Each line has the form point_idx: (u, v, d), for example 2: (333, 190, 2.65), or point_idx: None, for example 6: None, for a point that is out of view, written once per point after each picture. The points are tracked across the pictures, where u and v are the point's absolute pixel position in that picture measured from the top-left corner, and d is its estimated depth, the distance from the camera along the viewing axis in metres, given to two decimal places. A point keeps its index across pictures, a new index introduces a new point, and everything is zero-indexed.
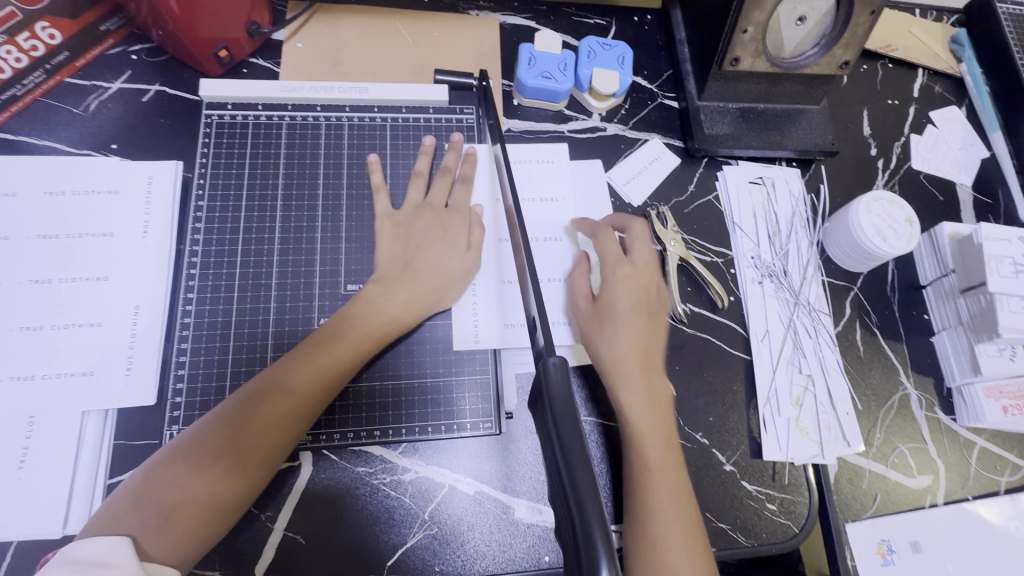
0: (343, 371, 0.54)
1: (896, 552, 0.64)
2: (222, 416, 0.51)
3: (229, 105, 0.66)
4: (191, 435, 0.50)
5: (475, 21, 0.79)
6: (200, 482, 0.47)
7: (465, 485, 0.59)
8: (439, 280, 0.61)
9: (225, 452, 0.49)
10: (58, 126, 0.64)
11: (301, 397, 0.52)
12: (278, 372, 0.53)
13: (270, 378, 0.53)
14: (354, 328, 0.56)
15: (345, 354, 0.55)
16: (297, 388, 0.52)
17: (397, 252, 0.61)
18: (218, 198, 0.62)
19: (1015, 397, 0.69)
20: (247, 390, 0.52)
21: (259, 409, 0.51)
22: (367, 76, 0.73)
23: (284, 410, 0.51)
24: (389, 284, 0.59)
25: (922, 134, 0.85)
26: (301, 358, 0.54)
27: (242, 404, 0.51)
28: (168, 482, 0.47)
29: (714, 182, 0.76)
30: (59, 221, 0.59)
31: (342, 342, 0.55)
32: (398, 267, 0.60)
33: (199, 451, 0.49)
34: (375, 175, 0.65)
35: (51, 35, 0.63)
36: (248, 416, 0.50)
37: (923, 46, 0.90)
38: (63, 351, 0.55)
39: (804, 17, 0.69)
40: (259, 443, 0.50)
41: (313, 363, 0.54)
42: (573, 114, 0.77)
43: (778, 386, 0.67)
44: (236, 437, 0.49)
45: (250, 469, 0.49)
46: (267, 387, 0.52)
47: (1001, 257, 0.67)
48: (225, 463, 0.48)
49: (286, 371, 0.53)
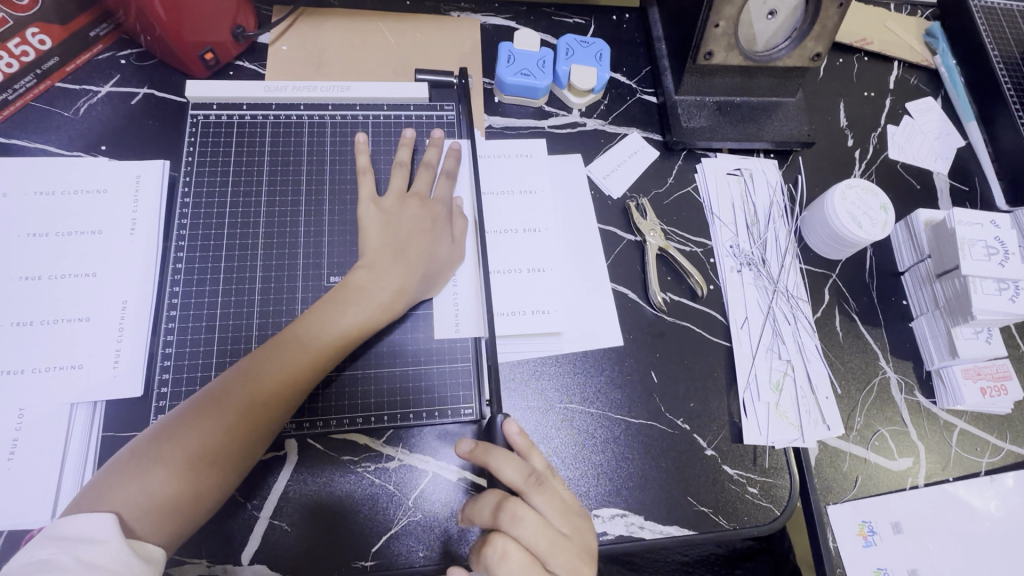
0: (324, 361, 0.55)
1: (877, 534, 0.64)
2: (203, 404, 0.51)
3: (215, 105, 0.68)
4: (170, 424, 0.51)
5: (456, 22, 0.81)
6: (180, 469, 0.48)
7: (449, 473, 0.60)
8: (420, 271, 0.61)
9: (202, 441, 0.49)
10: (49, 129, 0.66)
11: (278, 390, 0.53)
12: (256, 364, 0.54)
13: (250, 369, 0.53)
14: (333, 323, 0.56)
15: (325, 344, 0.56)
16: (276, 382, 0.53)
17: (379, 239, 0.62)
18: (204, 195, 0.64)
19: (993, 379, 0.70)
20: (224, 381, 0.53)
21: (236, 401, 0.52)
22: (351, 76, 0.74)
23: (262, 402, 0.52)
24: (370, 275, 0.59)
25: (898, 124, 0.87)
26: (282, 349, 0.55)
27: (219, 395, 0.52)
28: (149, 468, 0.48)
29: (692, 174, 0.78)
30: (49, 220, 0.61)
31: (323, 332, 0.56)
32: (380, 257, 0.60)
33: (180, 438, 0.50)
34: (361, 158, 0.66)
35: (41, 41, 0.65)
36: (225, 407, 0.51)
37: (897, 39, 0.92)
38: (52, 345, 0.56)
39: (774, 11, 0.71)
40: (240, 430, 0.51)
41: (291, 357, 0.54)
42: (553, 110, 0.78)
43: (758, 372, 0.68)
44: (213, 427, 0.50)
45: (228, 459, 0.50)
46: (244, 381, 0.53)
47: (974, 241, 0.68)
48: (204, 452, 0.49)
49: (268, 362, 0.54)
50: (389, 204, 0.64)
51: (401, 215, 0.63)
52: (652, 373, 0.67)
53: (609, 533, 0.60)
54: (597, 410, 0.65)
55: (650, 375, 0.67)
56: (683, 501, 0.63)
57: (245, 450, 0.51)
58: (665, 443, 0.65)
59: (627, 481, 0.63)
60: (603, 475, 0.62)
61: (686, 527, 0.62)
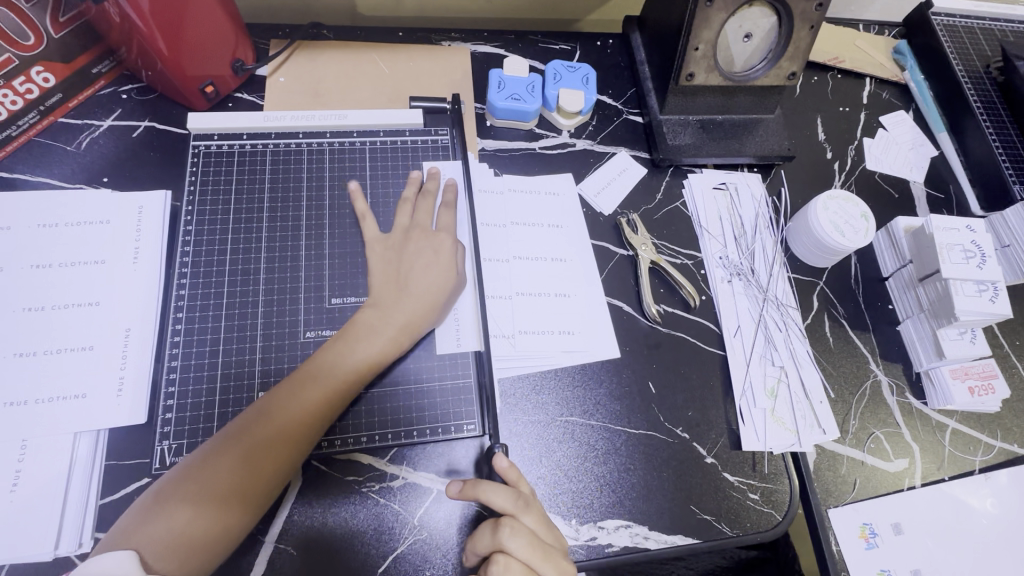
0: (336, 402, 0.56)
1: (878, 535, 0.65)
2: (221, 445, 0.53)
3: (216, 136, 0.70)
4: (192, 465, 0.52)
5: (447, 50, 0.84)
6: (203, 512, 0.49)
7: (453, 490, 0.60)
8: (427, 303, 0.63)
9: (225, 482, 0.51)
10: (51, 163, 0.67)
11: (298, 428, 0.54)
12: (272, 403, 0.55)
13: (265, 411, 0.54)
14: (346, 358, 0.58)
15: (338, 385, 0.57)
16: (295, 419, 0.54)
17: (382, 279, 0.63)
18: (206, 222, 0.65)
19: (980, 378, 0.72)
20: (243, 420, 0.54)
21: (256, 441, 0.53)
22: (347, 105, 0.77)
23: (282, 441, 0.53)
24: (381, 310, 0.61)
25: (874, 137, 0.90)
26: (296, 391, 0.55)
27: (239, 435, 0.53)
28: (172, 511, 0.49)
29: (680, 190, 0.81)
30: (51, 252, 0.62)
31: (333, 374, 0.57)
32: (390, 290, 0.62)
33: (199, 481, 0.51)
34: (358, 204, 0.67)
35: (45, 79, 0.67)
36: (245, 449, 0.52)
37: (868, 57, 0.96)
38: (54, 375, 0.57)
39: (749, 34, 0.75)
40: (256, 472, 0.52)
41: (305, 397, 0.55)
42: (543, 132, 0.81)
43: (753, 379, 0.70)
44: (236, 470, 0.52)
45: (252, 498, 0.52)
46: (263, 421, 0.54)
47: (952, 245, 0.71)
48: (227, 494, 0.51)
49: (282, 404, 0.55)
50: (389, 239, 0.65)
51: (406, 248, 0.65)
52: (650, 384, 0.69)
53: (614, 545, 0.60)
54: (597, 422, 0.66)
55: (648, 386, 0.69)
56: (686, 510, 0.63)
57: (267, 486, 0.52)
58: (666, 453, 0.66)
59: (630, 492, 0.63)
60: (606, 486, 0.63)
61: (690, 535, 0.62)
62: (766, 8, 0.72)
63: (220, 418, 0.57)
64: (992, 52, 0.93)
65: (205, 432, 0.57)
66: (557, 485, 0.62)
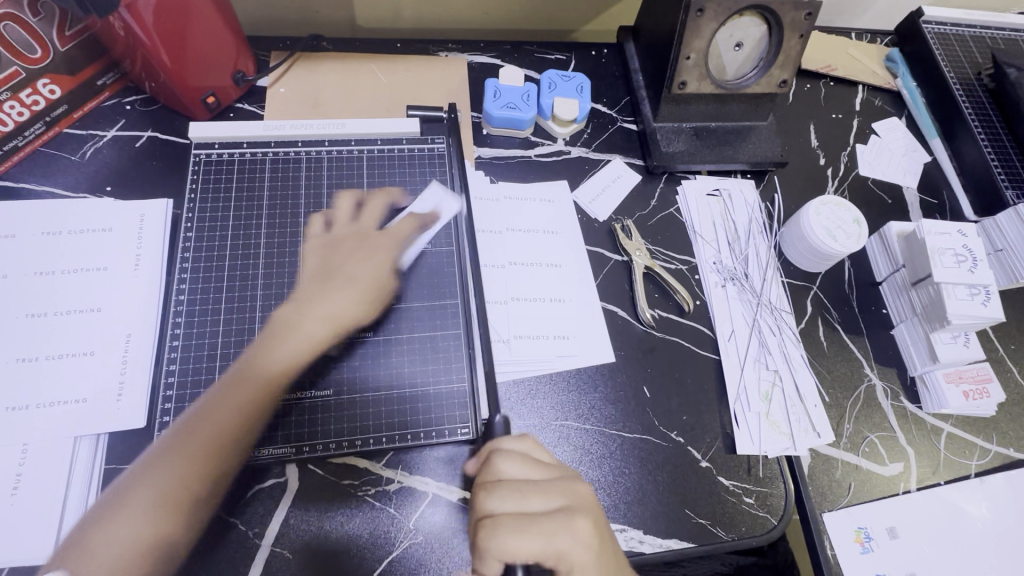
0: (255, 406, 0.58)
1: (874, 539, 0.65)
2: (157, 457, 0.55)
3: (217, 145, 0.71)
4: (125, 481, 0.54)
5: (444, 61, 0.86)
6: (146, 521, 0.51)
7: (448, 493, 0.61)
8: (367, 311, 0.65)
9: (166, 490, 0.53)
10: (56, 173, 0.69)
11: (227, 435, 0.57)
12: (206, 410, 0.58)
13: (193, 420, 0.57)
14: (274, 363, 0.60)
15: (250, 391, 0.59)
16: (223, 426, 0.57)
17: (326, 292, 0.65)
18: (206, 228, 0.67)
19: (974, 382, 0.72)
20: (179, 429, 0.57)
21: (184, 448, 0.55)
22: (345, 114, 0.78)
23: (212, 446, 0.56)
24: (267, 321, 0.63)
25: (867, 143, 0.91)
26: (208, 402, 0.58)
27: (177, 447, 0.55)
28: (107, 522, 0.52)
29: (674, 196, 0.82)
30: (55, 259, 0.63)
31: (249, 379, 0.59)
32: (334, 298, 0.64)
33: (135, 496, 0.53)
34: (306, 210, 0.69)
35: (51, 90, 0.68)
36: (179, 457, 0.55)
37: (860, 65, 0.98)
38: (55, 380, 0.58)
39: (741, 43, 0.76)
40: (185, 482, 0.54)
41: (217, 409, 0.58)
42: (538, 140, 0.82)
43: (747, 383, 0.70)
44: (176, 475, 0.54)
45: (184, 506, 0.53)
46: (206, 429, 0.57)
47: (943, 250, 0.71)
48: (167, 502, 0.53)
49: (204, 414, 0.57)
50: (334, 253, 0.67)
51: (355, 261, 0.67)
52: (644, 388, 0.69)
53: None
54: (592, 426, 0.66)
55: (642, 390, 0.69)
56: (681, 513, 0.63)
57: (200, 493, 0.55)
58: (661, 457, 0.66)
59: (625, 496, 0.63)
60: (601, 490, 0.63)
61: (685, 539, 0.62)
62: (756, 18, 0.73)
63: None
64: (983, 59, 0.94)
65: None
66: None
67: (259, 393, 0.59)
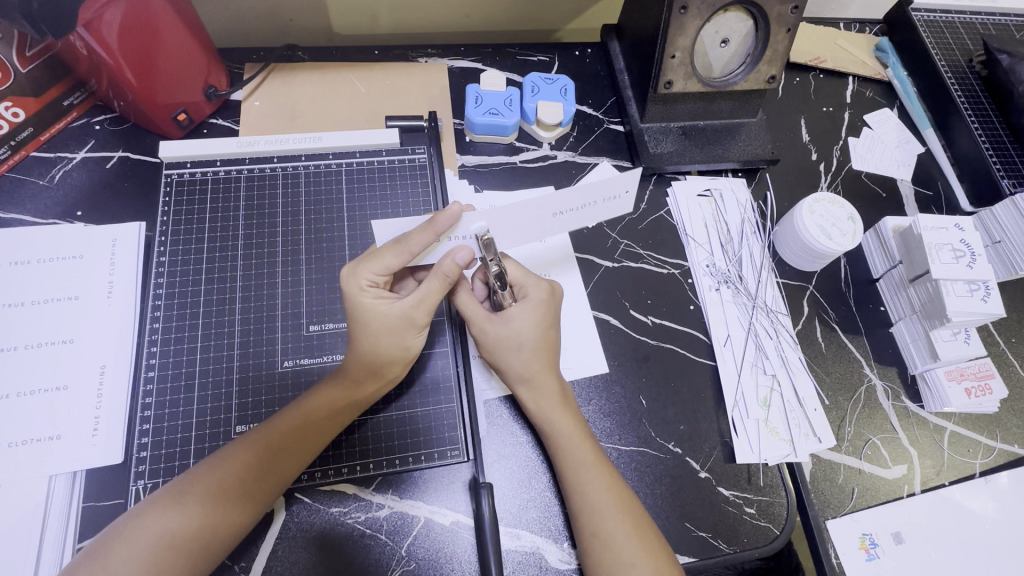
0: (335, 419, 0.55)
1: (879, 546, 0.64)
2: (223, 455, 0.53)
3: (189, 163, 0.69)
4: (201, 466, 0.52)
5: (423, 67, 0.83)
6: (194, 520, 0.49)
7: (441, 517, 0.59)
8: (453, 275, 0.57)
9: (218, 486, 0.51)
10: (24, 198, 0.67)
11: (310, 443, 0.54)
12: (280, 421, 0.54)
13: (271, 431, 0.53)
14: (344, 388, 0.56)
15: (323, 409, 0.55)
16: (293, 446, 0.53)
17: (417, 250, 0.53)
18: (180, 251, 0.64)
19: (977, 379, 0.71)
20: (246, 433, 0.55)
21: (244, 457, 0.52)
22: (323, 126, 0.76)
23: (295, 438, 0.54)
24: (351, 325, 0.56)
25: (859, 136, 0.89)
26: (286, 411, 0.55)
27: (249, 444, 0.53)
28: (159, 505, 0.49)
29: (664, 199, 0.80)
30: (24, 289, 0.61)
31: (315, 400, 0.55)
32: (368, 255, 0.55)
33: (186, 489, 0.50)
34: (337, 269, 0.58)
35: (14, 113, 0.66)
36: (234, 462, 0.52)
37: (849, 56, 0.96)
38: (26, 417, 0.56)
39: (726, 39, 0.74)
40: (239, 492, 0.51)
41: (297, 418, 0.54)
42: (523, 145, 0.80)
43: (745, 389, 0.68)
44: (240, 475, 0.51)
45: (250, 501, 0.51)
46: (273, 450, 0.53)
47: (941, 245, 0.69)
48: (214, 494, 0.50)
49: (277, 423, 0.54)
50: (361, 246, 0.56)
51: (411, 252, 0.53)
52: (641, 398, 0.68)
53: None
54: None
55: (639, 401, 0.67)
56: (681, 527, 0.62)
57: (256, 498, 0.52)
58: (658, 469, 0.64)
59: None
60: None
61: (685, 553, 0.61)
62: (742, 13, 0.71)
63: (196, 453, 0.56)
64: (974, 46, 0.92)
65: (182, 469, 0.55)
66: (548, 508, 0.60)
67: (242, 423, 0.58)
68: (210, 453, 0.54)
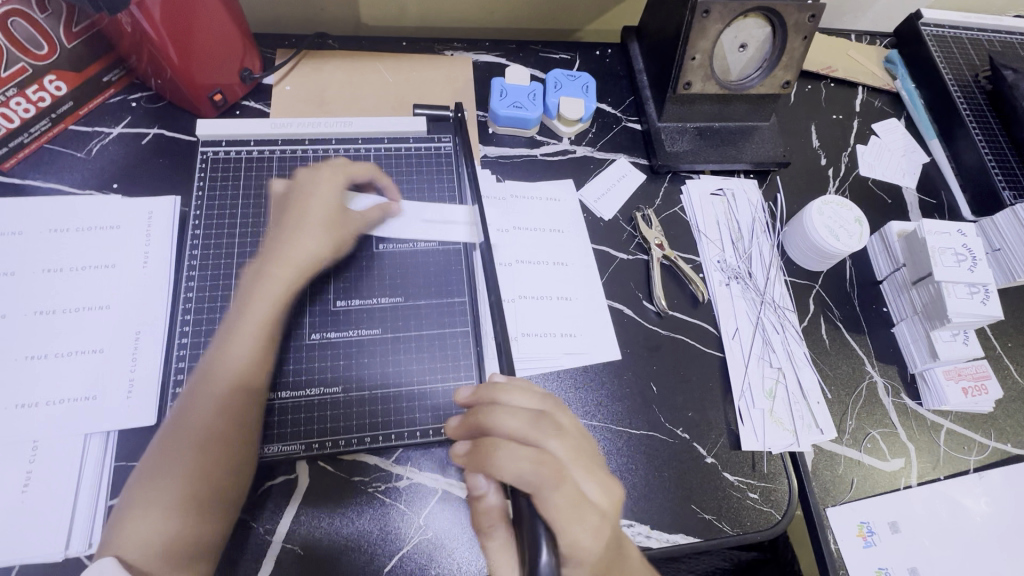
0: (246, 380, 0.58)
1: (876, 534, 0.66)
2: (157, 453, 0.55)
3: (224, 142, 0.71)
4: (147, 468, 0.55)
5: (449, 59, 0.86)
6: (176, 512, 0.52)
7: (458, 489, 0.61)
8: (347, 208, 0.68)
9: (184, 479, 0.53)
10: (62, 169, 0.69)
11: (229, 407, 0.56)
12: (194, 403, 0.57)
13: (193, 413, 0.56)
14: (235, 345, 0.59)
15: (227, 375, 0.58)
16: (220, 416, 0.56)
17: (332, 173, 0.68)
18: (213, 226, 0.67)
19: (973, 379, 0.73)
20: (169, 427, 0.56)
21: (187, 442, 0.55)
22: (352, 112, 0.79)
23: (219, 410, 0.56)
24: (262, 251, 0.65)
25: (867, 144, 0.92)
26: (198, 391, 0.57)
27: (178, 433, 0.55)
28: (131, 514, 0.52)
29: (679, 195, 0.82)
30: (63, 256, 0.63)
31: (219, 369, 0.58)
32: (311, 180, 0.67)
33: (151, 493, 0.53)
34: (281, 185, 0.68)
35: (57, 87, 0.68)
36: (181, 452, 0.54)
37: (860, 66, 0.99)
38: (64, 377, 0.58)
39: (745, 44, 0.77)
40: (204, 474, 0.54)
41: (208, 391, 0.57)
42: (544, 139, 0.83)
43: (751, 380, 0.71)
44: (193, 460, 0.54)
45: (215, 480, 0.54)
46: (206, 425, 0.55)
47: (943, 249, 0.72)
48: (194, 488, 0.53)
49: (193, 405, 0.57)
50: (297, 179, 0.67)
51: (351, 167, 0.69)
52: (651, 384, 0.70)
53: None
54: (600, 423, 0.67)
55: (649, 387, 0.70)
56: (686, 509, 0.64)
57: (221, 475, 0.54)
58: (666, 453, 0.67)
59: (631, 491, 0.64)
60: None
61: (691, 534, 0.63)
62: (760, 19, 0.74)
63: None
64: (980, 62, 0.95)
65: None
66: None
67: (279, 389, 0.60)
68: (144, 459, 0.56)
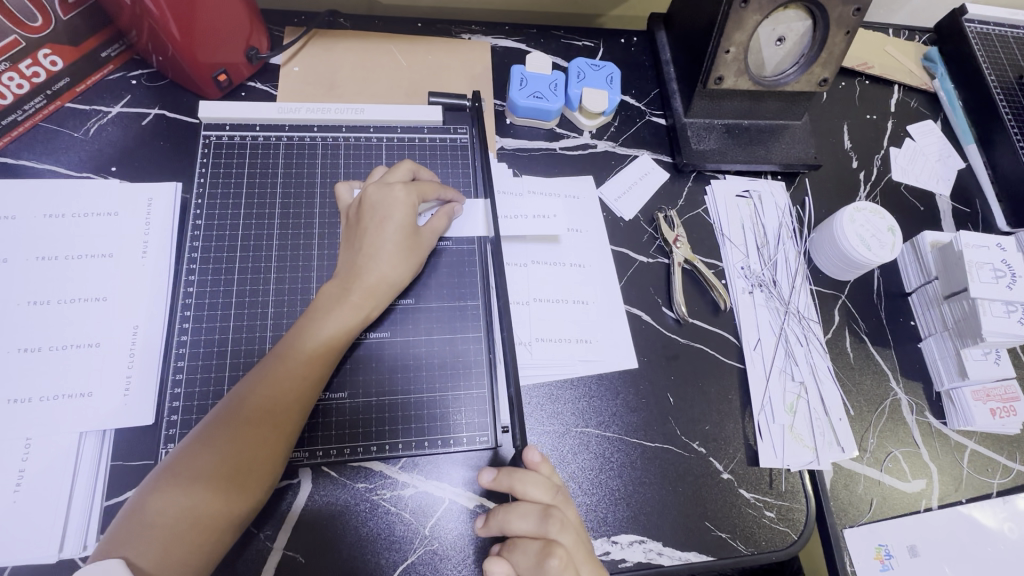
0: (311, 376, 0.54)
1: (894, 557, 0.64)
2: (208, 432, 0.50)
3: (228, 126, 0.67)
4: (189, 445, 0.50)
5: (466, 43, 0.81)
6: (205, 500, 0.47)
7: (465, 500, 0.59)
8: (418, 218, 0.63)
9: (222, 466, 0.49)
10: (58, 150, 0.65)
11: (290, 402, 0.52)
12: (255, 387, 0.52)
13: (258, 400, 0.51)
14: (323, 337, 0.55)
15: (298, 366, 0.53)
16: (279, 408, 0.52)
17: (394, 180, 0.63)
18: (216, 216, 0.63)
19: (1002, 400, 0.70)
20: (225, 406, 0.52)
21: (238, 427, 0.50)
22: (362, 97, 0.74)
23: (279, 402, 0.52)
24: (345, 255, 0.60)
25: (901, 147, 0.88)
26: (263, 375, 0.53)
27: (232, 416, 0.51)
28: (156, 494, 0.47)
29: (702, 196, 0.79)
30: (59, 243, 0.60)
31: (292, 358, 0.54)
32: (387, 197, 0.60)
33: (186, 473, 0.48)
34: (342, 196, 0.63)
35: (52, 62, 0.64)
36: (229, 437, 0.50)
37: (897, 64, 0.94)
38: (58, 372, 0.55)
39: (782, 38, 0.72)
40: (244, 466, 0.49)
41: (280, 377, 0.53)
42: (563, 132, 0.79)
43: (772, 394, 0.68)
44: (239, 446, 0.49)
45: (250, 476, 0.49)
46: (262, 415, 0.51)
47: (981, 264, 0.69)
48: (229, 477, 0.48)
49: (252, 389, 0.52)
50: (372, 190, 0.61)
51: (421, 185, 0.63)
52: (668, 395, 0.67)
53: (627, 561, 0.59)
54: (614, 434, 0.64)
55: (666, 398, 0.67)
56: (700, 526, 0.62)
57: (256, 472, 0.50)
58: (681, 467, 0.64)
59: (643, 506, 0.62)
60: (620, 500, 0.62)
61: (704, 552, 0.61)
62: (801, 11, 0.69)
63: None
64: None
65: None
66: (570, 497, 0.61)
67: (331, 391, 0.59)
68: (190, 434, 0.51)
